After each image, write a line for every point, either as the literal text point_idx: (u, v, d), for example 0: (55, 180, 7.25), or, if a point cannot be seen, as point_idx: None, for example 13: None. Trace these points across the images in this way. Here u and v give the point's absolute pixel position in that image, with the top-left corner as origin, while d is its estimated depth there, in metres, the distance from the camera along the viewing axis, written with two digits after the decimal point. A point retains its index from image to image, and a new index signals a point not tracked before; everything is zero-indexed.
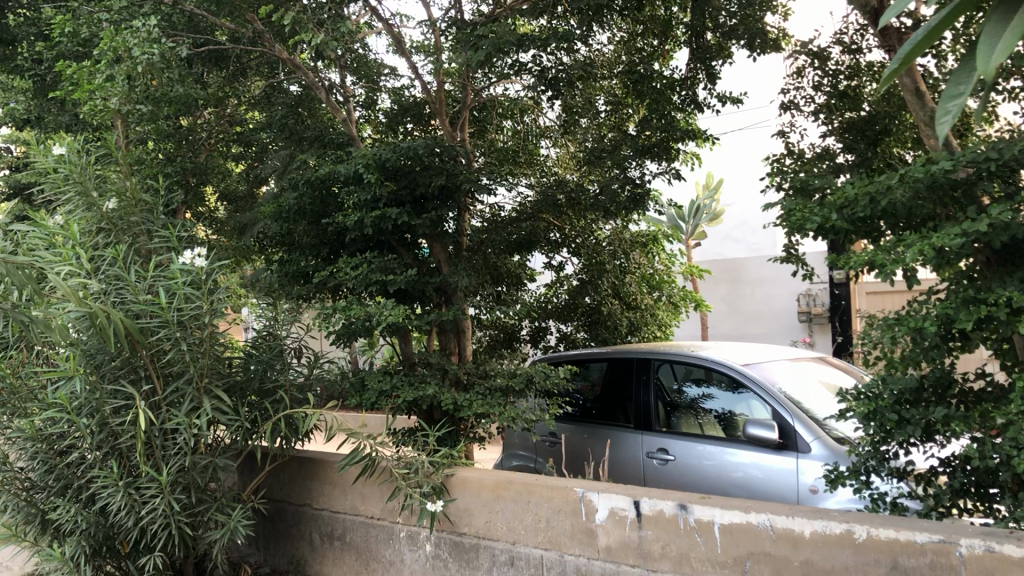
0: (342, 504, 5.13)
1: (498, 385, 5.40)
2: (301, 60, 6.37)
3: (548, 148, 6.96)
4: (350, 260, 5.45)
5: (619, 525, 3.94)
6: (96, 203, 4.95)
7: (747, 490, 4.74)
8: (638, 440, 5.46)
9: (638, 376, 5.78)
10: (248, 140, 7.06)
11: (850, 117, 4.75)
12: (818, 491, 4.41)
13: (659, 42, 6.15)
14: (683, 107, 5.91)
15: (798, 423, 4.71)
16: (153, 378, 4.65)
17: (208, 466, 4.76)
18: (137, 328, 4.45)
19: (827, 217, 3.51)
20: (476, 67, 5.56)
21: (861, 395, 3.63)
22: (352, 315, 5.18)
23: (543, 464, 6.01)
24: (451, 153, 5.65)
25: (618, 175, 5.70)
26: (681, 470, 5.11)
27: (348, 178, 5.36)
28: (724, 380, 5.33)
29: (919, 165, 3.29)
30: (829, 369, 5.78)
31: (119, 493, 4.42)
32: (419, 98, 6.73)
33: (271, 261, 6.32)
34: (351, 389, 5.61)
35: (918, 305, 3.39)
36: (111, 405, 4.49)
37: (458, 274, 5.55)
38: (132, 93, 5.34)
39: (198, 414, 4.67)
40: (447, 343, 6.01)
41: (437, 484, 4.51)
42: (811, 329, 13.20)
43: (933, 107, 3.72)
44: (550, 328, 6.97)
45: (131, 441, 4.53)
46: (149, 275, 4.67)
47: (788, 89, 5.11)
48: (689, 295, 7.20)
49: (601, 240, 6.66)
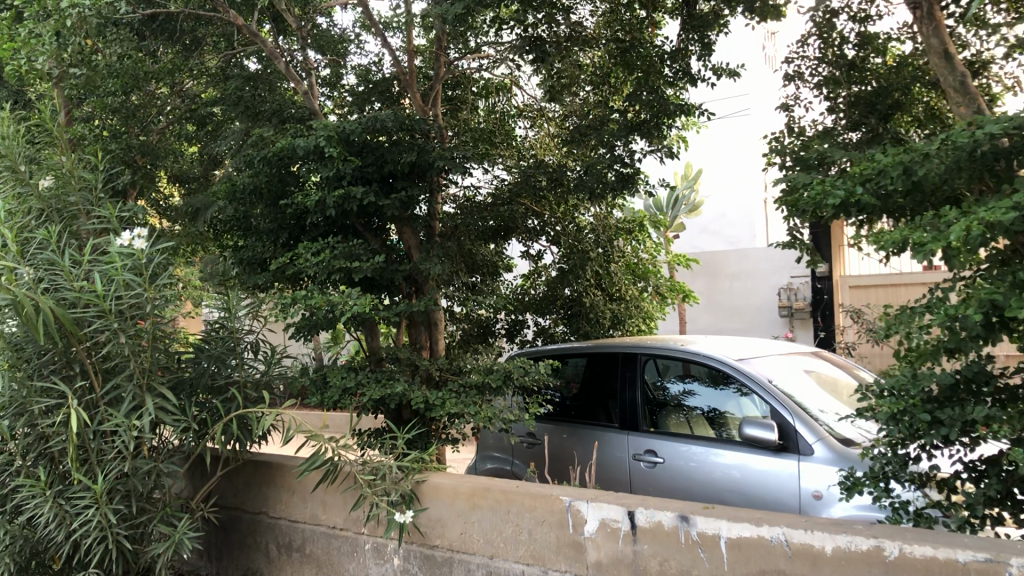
0: (302, 513, 4.66)
1: (473, 382, 4.97)
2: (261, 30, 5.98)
3: (525, 130, 6.63)
4: (311, 246, 4.96)
5: (611, 538, 3.53)
6: (27, 179, 4.45)
7: (743, 495, 4.36)
8: (622, 441, 5.06)
9: (623, 372, 5.35)
10: (204, 116, 6.54)
11: (855, 90, 4.44)
12: (822, 497, 4.04)
13: (647, 12, 5.75)
14: (674, 81, 5.52)
15: (798, 422, 4.33)
16: (89, 375, 4.18)
17: (151, 472, 4.30)
18: (69, 319, 3.96)
19: (851, 191, 3.12)
20: (454, 22, 5.19)
21: (884, 393, 3.24)
22: (312, 304, 4.72)
23: (521, 467, 5.60)
24: (423, 129, 5.20)
25: (606, 155, 5.40)
26: (670, 473, 4.72)
27: (308, 154, 4.89)
28: (714, 375, 4.92)
29: (959, 130, 2.89)
30: (829, 366, 5.39)
31: (47, 503, 3.96)
32: (388, 75, 6.25)
33: (226, 249, 5.82)
34: (311, 387, 5.06)
35: (950, 291, 3.01)
36: (40, 404, 4.03)
37: (430, 261, 5.10)
38: (62, 52, 4.89)
39: (140, 414, 4.20)
40: (417, 338, 5.58)
41: (406, 492, 4.08)
42: (793, 324, 12.86)
43: (964, 72, 3.39)
44: (527, 320, 6.50)
45: (62, 445, 4.05)
46: (85, 260, 4.17)
47: (792, 59, 4.82)
48: (676, 286, 6.78)
49: (582, 227, 6.34)
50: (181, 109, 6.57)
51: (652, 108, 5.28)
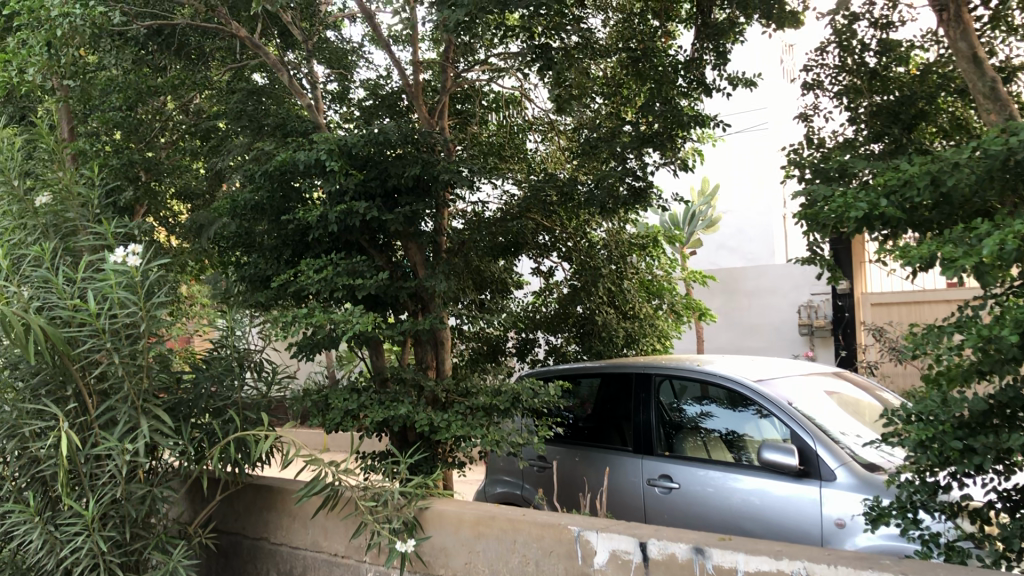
0: (303, 539, 4.49)
1: (480, 403, 4.80)
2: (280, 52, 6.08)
3: (535, 143, 6.51)
4: (314, 263, 4.81)
5: (621, 571, 3.35)
6: (21, 194, 4.33)
7: (762, 522, 4.17)
8: (636, 465, 4.87)
9: (638, 393, 5.16)
10: (208, 130, 6.44)
11: (878, 100, 4.27)
12: (846, 526, 3.84)
13: (661, 21, 5.62)
14: (688, 91, 5.31)
15: (819, 446, 4.13)
16: (82, 397, 4.03)
17: (146, 496, 4.14)
18: (60, 338, 3.82)
19: (875, 203, 2.93)
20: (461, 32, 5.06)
21: (912, 418, 3.04)
22: (313, 323, 4.57)
23: (530, 491, 5.40)
24: (429, 142, 5.05)
25: (617, 168, 5.23)
26: (686, 499, 4.53)
27: (310, 168, 4.76)
28: (731, 397, 4.73)
29: (991, 138, 2.70)
30: (851, 387, 5.18)
31: (36, 529, 3.81)
32: (396, 89, 6.13)
33: (229, 266, 5.70)
34: (313, 409, 4.91)
35: (981, 309, 2.81)
36: (30, 426, 3.89)
37: (436, 277, 4.94)
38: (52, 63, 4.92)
39: (134, 437, 4.05)
40: (423, 356, 5.41)
41: (408, 519, 3.90)
42: (813, 342, 12.63)
43: (994, 77, 3.22)
44: (538, 339, 6.36)
45: (52, 469, 3.91)
46: (78, 278, 4.02)
47: (810, 67, 4.65)
48: (692, 303, 6.59)
49: (594, 243, 6.17)
50: (186, 123, 6.48)
51: (665, 120, 5.17)
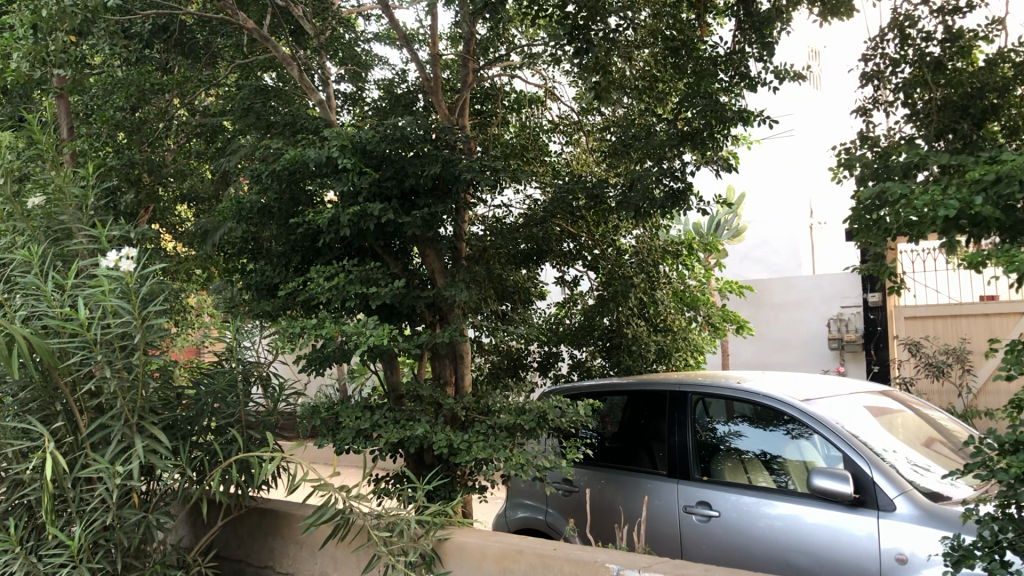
0: (310, 569, 4.15)
1: (503, 423, 4.44)
2: (295, 49, 5.81)
3: (559, 145, 6.17)
4: (324, 269, 4.46)
5: None
6: (9, 192, 4.00)
7: (812, 556, 3.78)
8: (671, 491, 4.49)
9: (671, 413, 4.78)
10: (214, 129, 6.11)
11: (941, 95, 4.06)
12: (909, 562, 3.45)
13: (696, 15, 5.32)
14: (729, 87, 5.00)
15: (875, 472, 3.76)
16: (70, 414, 3.67)
17: (140, 524, 3.76)
18: (46, 350, 3.45)
19: (967, 202, 2.54)
20: (487, 21, 4.76)
21: (1007, 447, 2.61)
22: (323, 334, 4.20)
23: (556, 516, 5.03)
24: (448, 140, 4.71)
25: (656, 169, 4.95)
26: (726, 529, 4.15)
27: (321, 166, 4.43)
28: (770, 416, 4.36)
29: None
30: (896, 404, 4.80)
31: (17, 561, 3.44)
32: (411, 87, 5.83)
33: (233, 273, 5.35)
34: (322, 428, 4.54)
35: None
36: (13, 446, 3.52)
37: (456, 286, 4.59)
38: (41, 52, 4.67)
39: (127, 458, 3.68)
40: (441, 371, 5.07)
41: (426, 552, 3.52)
42: (843, 357, 12.23)
43: None
44: (562, 353, 6.00)
45: (37, 494, 3.55)
46: (69, 284, 3.65)
47: (870, 57, 4.45)
48: (728, 314, 6.21)
49: (622, 252, 5.83)
50: (191, 123, 6.16)
51: (705, 116, 4.81)
